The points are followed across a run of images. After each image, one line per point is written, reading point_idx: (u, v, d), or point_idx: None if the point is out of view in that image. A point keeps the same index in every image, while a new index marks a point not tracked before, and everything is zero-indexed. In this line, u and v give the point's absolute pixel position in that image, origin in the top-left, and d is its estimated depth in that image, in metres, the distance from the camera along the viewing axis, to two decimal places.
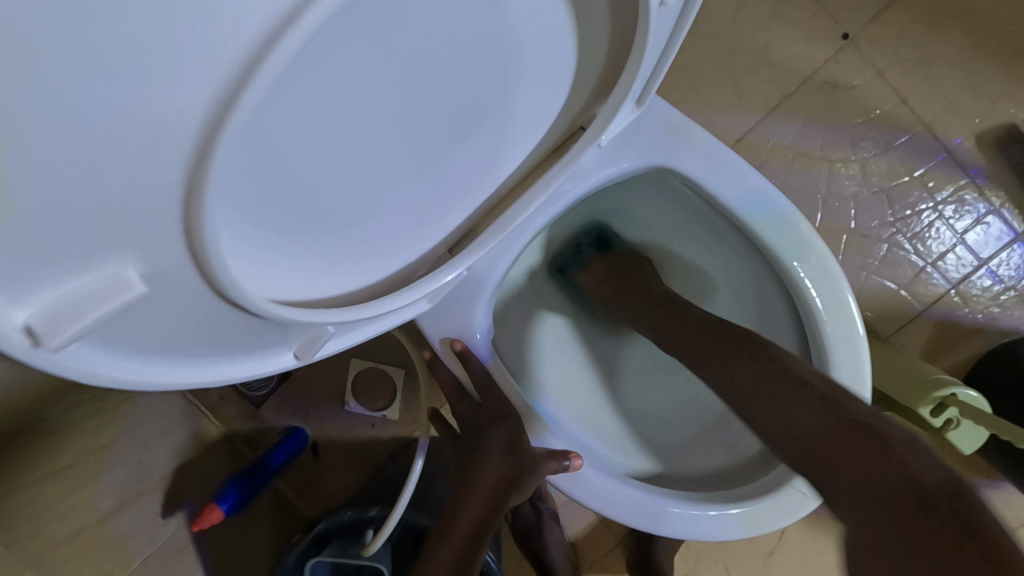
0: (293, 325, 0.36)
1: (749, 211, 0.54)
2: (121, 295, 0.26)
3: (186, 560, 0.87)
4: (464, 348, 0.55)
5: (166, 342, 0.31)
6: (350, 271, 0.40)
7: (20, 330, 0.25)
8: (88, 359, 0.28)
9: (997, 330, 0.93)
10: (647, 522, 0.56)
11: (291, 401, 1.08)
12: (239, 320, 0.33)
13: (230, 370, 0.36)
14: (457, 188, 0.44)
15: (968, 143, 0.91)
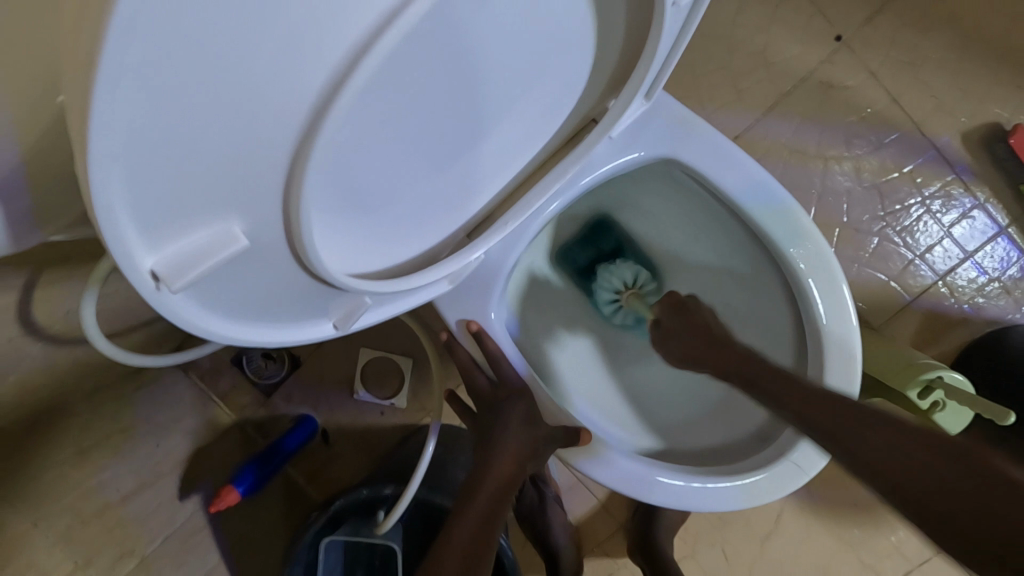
0: (332, 293, 0.39)
1: (750, 200, 0.57)
2: (228, 248, 0.31)
3: (203, 540, 0.90)
4: (480, 329, 0.59)
5: (235, 302, 0.35)
6: (387, 252, 0.44)
7: (148, 274, 0.30)
8: (191, 305, 0.33)
9: (982, 320, 0.97)
10: (648, 494, 0.60)
11: (300, 389, 1.10)
12: (291, 283, 0.37)
13: (279, 332, 0.40)
14: (483, 176, 0.48)
15: (954, 141, 0.95)
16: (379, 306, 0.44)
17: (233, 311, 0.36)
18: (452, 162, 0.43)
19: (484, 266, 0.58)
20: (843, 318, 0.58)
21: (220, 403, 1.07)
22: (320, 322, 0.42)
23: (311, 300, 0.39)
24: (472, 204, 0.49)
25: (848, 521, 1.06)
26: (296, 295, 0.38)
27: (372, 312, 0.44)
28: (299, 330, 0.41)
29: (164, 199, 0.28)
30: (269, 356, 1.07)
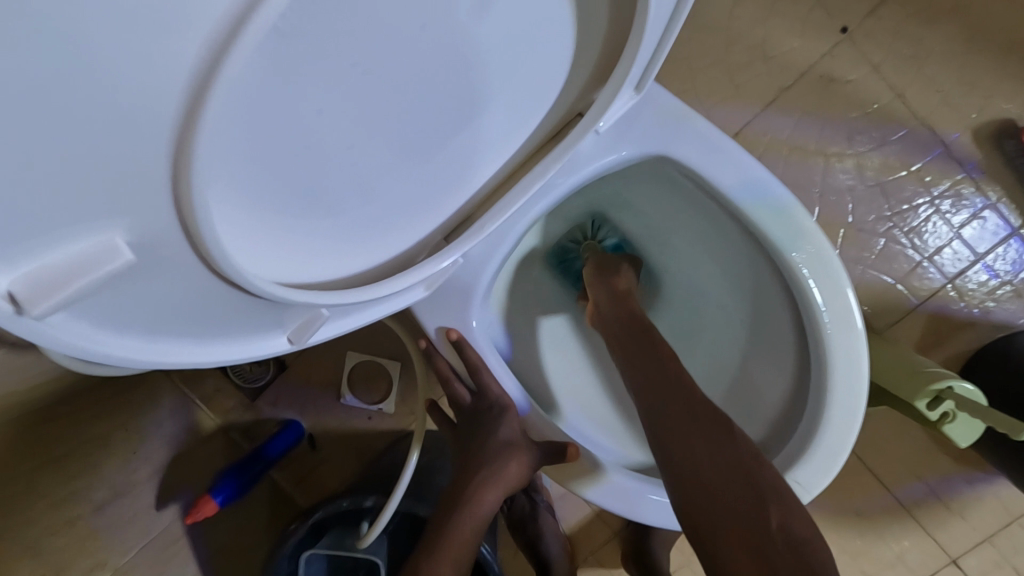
0: (286, 308, 0.37)
1: (745, 198, 0.53)
2: (108, 263, 0.27)
3: (181, 551, 0.87)
4: (460, 338, 0.55)
5: (152, 321, 0.32)
6: (347, 256, 0.40)
7: (4, 296, 0.26)
8: (72, 328, 0.29)
9: (992, 325, 0.93)
10: (644, 511, 0.55)
11: (286, 392, 1.07)
12: (232, 296, 0.34)
13: (223, 350, 0.37)
14: (453, 174, 0.44)
15: (964, 138, 0.91)
16: (341, 316, 0.41)
17: (154, 330, 0.33)
18: (412, 158, 0.40)
19: (463, 270, 0.55)
20: (848, 323, 0.54)
21: (203, 406, 1.04)
22: (272, 337, 0.39)
23: (256, 312, 0.36)
24: (441, 206, 0.45)
25: (851, 532, 1.03)
26: (231, 310, 0.34)
27: (334, 323, 0.41)
28: (247, 347, 0.38)
29: (65, 204, 0.25)
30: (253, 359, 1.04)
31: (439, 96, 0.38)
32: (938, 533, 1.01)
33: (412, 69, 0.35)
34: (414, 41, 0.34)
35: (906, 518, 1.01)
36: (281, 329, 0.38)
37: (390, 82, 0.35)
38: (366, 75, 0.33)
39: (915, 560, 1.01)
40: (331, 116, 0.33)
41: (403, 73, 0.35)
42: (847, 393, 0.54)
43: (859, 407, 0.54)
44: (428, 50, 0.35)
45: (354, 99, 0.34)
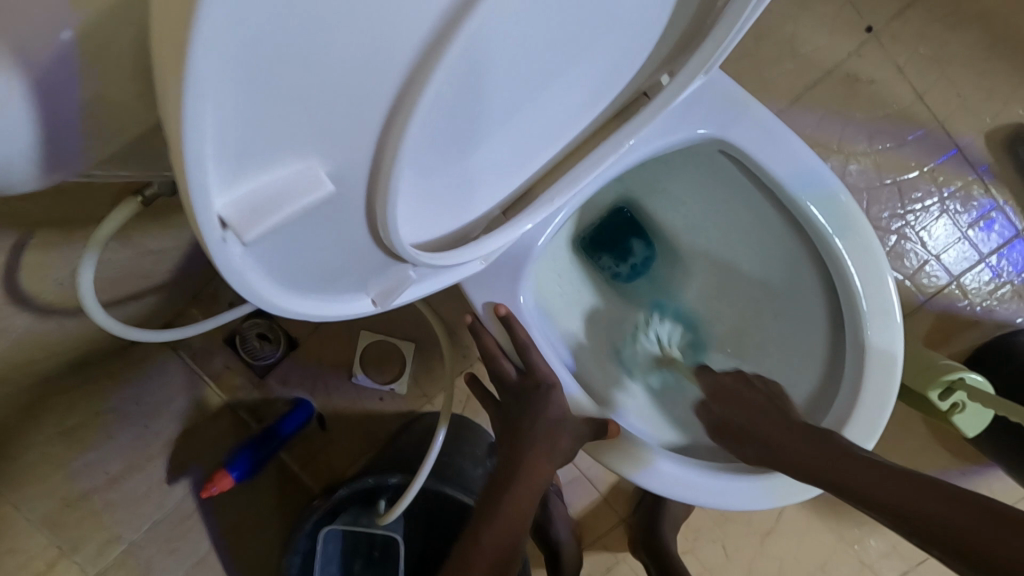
0: (374, 263, 0.37)
1: (798, 186, 0.55)
2: (309, 192, 0.29)
3: (195, 527, 0.85)
4: (509, 313, 0.55)
5: (296, 268, 0.33)
6: (434, 224, 0.41)
7: (216, 219, 0.27)
8: (245, 260, 0.30)
9: (994, 323, 0.97)
10: (669, 487, 0.57)
11: (298, 370, 1.06)
12: (342, 243, 0.34)
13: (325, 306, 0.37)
14: (545, 147, 0.46)
15: (977, 141, 0.94)
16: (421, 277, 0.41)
17: (290, 278, 0.34)
18: (515, 130, 0.41)
19: (522, 246, 0.55)
20: (888, 318, 0.55)
21: (210, 384, 1.03)
22: (359, 297, 0.39)
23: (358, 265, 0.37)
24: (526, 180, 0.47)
25: (849, 519, 1.06)
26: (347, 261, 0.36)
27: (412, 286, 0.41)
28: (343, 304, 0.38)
29: (255, 141, 0.26)
30: (265, 337, 1.02)
31: (564, 70, 0.40)
32: None
33: (538, 40, 0.36)
34: (543, 13, 0.34)
35: None
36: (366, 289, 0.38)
37: (510, 56, 0.35)
38: (497, 47, 0.33)
39: (907, 547, 1.06)
40: (457, 88, 0.33)
41: (526, 42, 0.35)
42: (881, 381, 0.56)
43: (891, 398, 0.56)
44: (556, 24, 0.36)
45: (478, 73, 0.33)
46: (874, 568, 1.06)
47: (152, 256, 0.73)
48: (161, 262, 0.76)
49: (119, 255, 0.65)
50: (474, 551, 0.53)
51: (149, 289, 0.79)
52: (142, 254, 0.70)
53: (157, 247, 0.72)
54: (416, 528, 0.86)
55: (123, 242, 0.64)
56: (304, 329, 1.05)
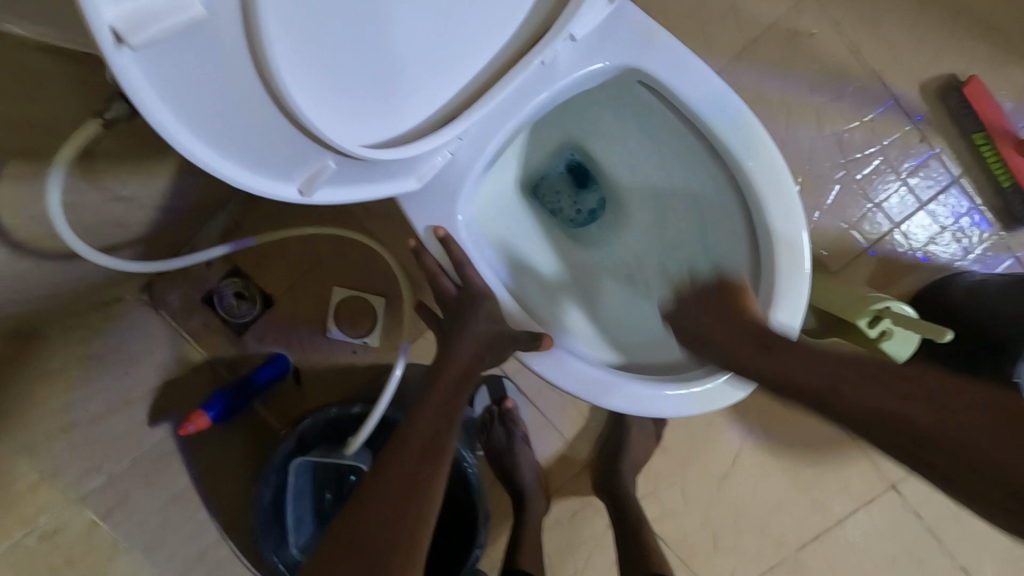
0: (296, 143, 0.40)
1: (707, 109, 0.59)
2: (186, 12, 0.30)
3: (174, 465, 0.90)
4: (447, 235, 0.60)
5: (210, 121, 0.35)
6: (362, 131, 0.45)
7: (106, 29, 0.28)
8: (144, 87, 0.31)
9: (933, 267, 1.02)
10: (601, 396, 0.63)
11: (273, 327, 1.10)
12: (252, 97, 0.36)
13: (252, 180, 0.40)
14: (461, 65, 0.50)
15: (913, 93, 0.98)
16: (340, 179, 0.45)
17: (207, 136, 0.36)
18: (424, 43, 0.46)
19: (452, 171, 0.59)
20: (795, 232, 0.60)
21: (191, 341, 1.07)
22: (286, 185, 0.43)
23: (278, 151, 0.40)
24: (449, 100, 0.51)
25: (803, 461, 1.12)
26: (269, 143, 0.39)
27: (329, 187, 0.45)
28: (271, 184, 0.41)
29: None
30: (241, 295, 1.08)
31: None
32: (879, 461, 1.10)
33: None
34: None
35: (852, 448, 1.10)
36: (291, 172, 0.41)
37: None
38: None
39: (859, 485, 1.11)
40: None
41: None
42: (791, 291, 0.61)
43: (801, 306, 0.61)
44: None
45: None
46: (828, 506, 1.12)
47: (124, 204, 0.77)
48: (133, 212, 0.81)
49: (90, 198, 0.70)
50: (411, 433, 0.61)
51: (124, 240, 0.83)
52: (114, 200, 0.74)
53: (127, 194, 0.76)
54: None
55: (93, 185, 0.68)
56: (279, 287, 1.10)
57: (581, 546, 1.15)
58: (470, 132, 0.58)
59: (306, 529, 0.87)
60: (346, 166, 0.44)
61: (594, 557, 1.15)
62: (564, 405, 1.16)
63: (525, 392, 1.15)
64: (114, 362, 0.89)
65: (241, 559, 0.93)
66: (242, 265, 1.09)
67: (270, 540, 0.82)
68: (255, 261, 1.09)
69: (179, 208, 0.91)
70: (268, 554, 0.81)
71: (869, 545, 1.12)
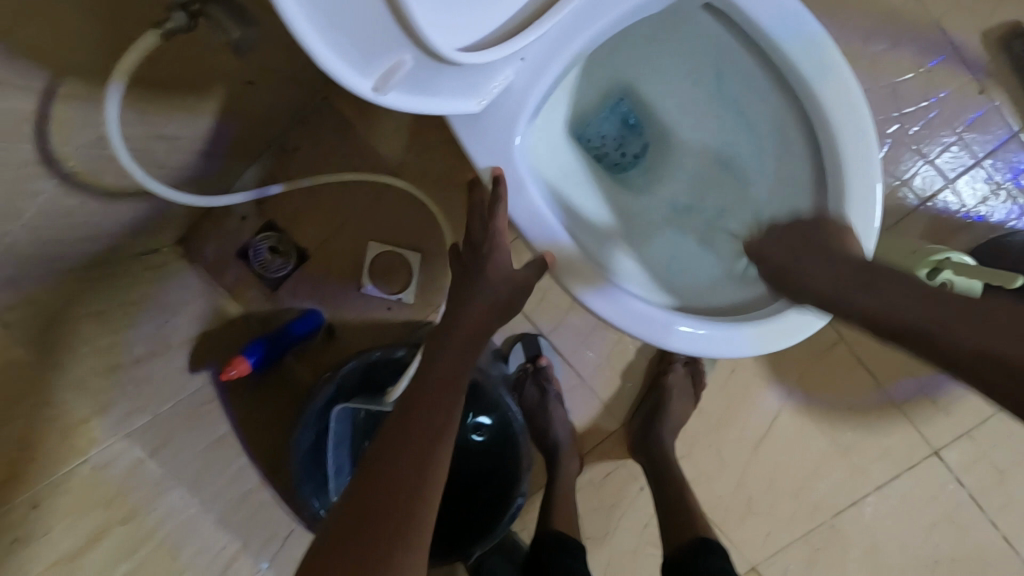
0: (385, 32, 0.37)
1: (778, 28, 0.58)
2: None
3: (214, 412, 0.90)
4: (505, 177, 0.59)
5: None
6: (447, 33, 0.42)
7: None
8: None
9: (987, 226, 0.98)
10: (664, 338, 0.62)
11: (307, 283, 1.09)
12: None
13: (338, 69, 0.37)
14: None
15: (972, 42, 0.95)
16: (414, 83, 0.42)
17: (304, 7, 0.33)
18: None
19: (510, 96, 0.57)
20: (867, 158, 0.58)
21: (226, 295, 1.07)
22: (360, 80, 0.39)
23: (362, 39, 0.37)
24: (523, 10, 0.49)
25: (842, 425, 1.10)
26: (364, 31, 0.36)
27: (403, 92, 0.42)
28: (355, 78, 0.38)
29: None
30: (275, 249, 1.06)
31: None
32: (923, 427, 1.08)
33: None
34: None
35: (894, 413, 1.08)
36: (370, 63, 0.38)
37: None
38: None
39: (901, 452, 1.09)
40: None
41: None
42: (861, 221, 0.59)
43: (870, 238, 0.59)
44: None
45: None
46: (865, 472, 1.10)
47: (168, 142, 0.76)
48: (176, 153, 0.80)
49: (139, 131, 0.68)
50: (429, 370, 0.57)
51: (168, 181, 0.82)
52: (160, 136, 0.73)
53: (170, 132, 0.75)
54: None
55: (141, 116, 0.67)
56: (314, 242, 1.09)
57: (613, 508, 1.15)
58: (531, 55, 0.56)
59: (345, 476, 0.87)
60: (426, 70, 0.41)
61: (625, 518, 1.15)
62: (599, 368, 1.14)
63: (561, 352, 1.13)
64: (154, 309, 0.89)
65: (281, 505, 0.93)
66: (277, 219, 1.09)
67: (309, 484, 0.83)
68: (291, 215, 1.09)
69: (218, 153, 0.90)
70: (311, 499, 0.83)
71: (908, 512, 1.10)
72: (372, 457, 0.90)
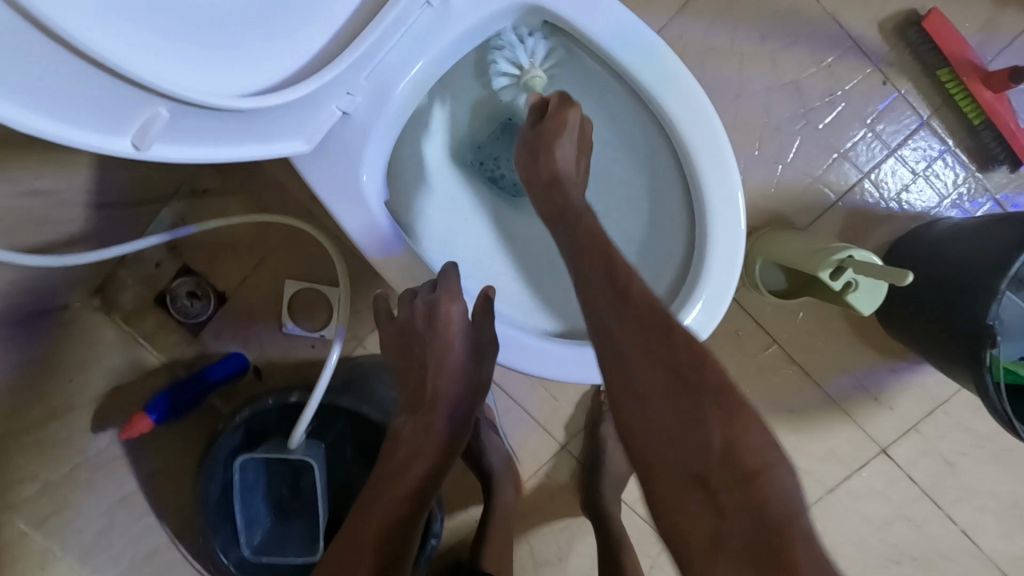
0: (123, 95, 0.36)
1: (616, 44, 0.57)
2: None
3: (119, 471, 0.88)
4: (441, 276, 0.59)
5: (16, 90, 0.31)
6: (185, 74, 0.39)
7: None
8: None
9: (908, 217, 0.96)
10: (587, 370, 0.62)
11: (228, 326, 1.06)
12: (58, 62, 0.32)
13: (17, 115, 0.32)
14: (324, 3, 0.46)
15: (872, 32, 0.93)
16: (46, 93, 0.33)
17: None
18: None
19: (350, 128, 0.56)
20: (724, 169, 0.58)
21: (145, 343, 1.04)
22: (117, 140, 0.38)
23: (105, 107, 0.36)
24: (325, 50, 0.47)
25: (787, 430, 1.06)
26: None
27: (41, 111, 0.33)
28: None
29: None
30: (194, 294, 1.05)
31: None
32: (866, 424, 1.05)
33: None
34: None
35: (836, 412, 1.05)
36: (120, 125, 0.37)
37: None
38: None
39: (847, 452, 1.06)
40: None
41: None
42: (729, 233, 0.59)
43: (739, 252, 0.59)
44: None
45: None
46: (815, 475, 1.07)
47: (43, 199, 0.74)
48: (58, 208, 0.78)
49: (2, 192, 0.66)
50: (397, 437, 0.64)
51: (54, 237, 0.80)
52: (29, 195, 0.71)
53: (43, 186, 0.73)
54: (344, 451, 0.91)
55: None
56: (231, 282, 1.06)
57: (563, 530, 1.11)
58: (368, 84, 0.54)
59: (261, 528, 0.86)
60: (70, 79, 0.33)
61: (576, 540, 1.11)
62: (535, 389, 1.09)
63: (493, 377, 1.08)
64: (64, 367, 0.86)
65: (193, 561, 0.93)
66: (192, 263, 1.05)
67: (219, 538, 0.81)
68: (206, 256, 1.05)
69: (113, 204, 0.88)
70: (219, 553, 0.80)
71: (862, 512, 1.06)
72: (290, 503, 0.90)
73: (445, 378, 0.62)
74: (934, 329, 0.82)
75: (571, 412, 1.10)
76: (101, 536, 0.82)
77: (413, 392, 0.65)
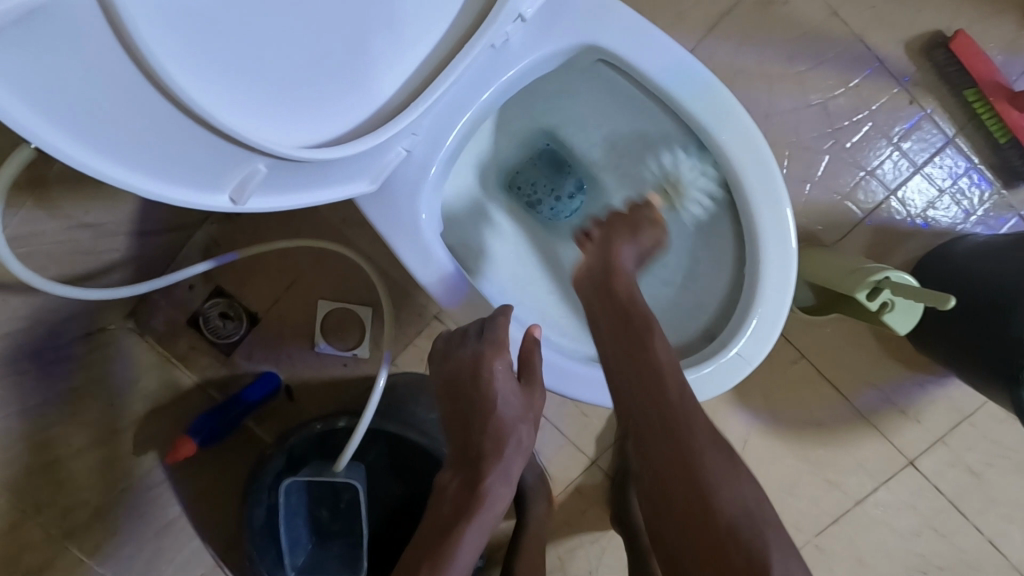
0: (225, 156, 0.39)
1: (670, 80, 0.58)
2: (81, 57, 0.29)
3: (162, 494, 0.90)
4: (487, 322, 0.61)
5: (131, 155, 0.35)
6: (277, 132, 0.41)
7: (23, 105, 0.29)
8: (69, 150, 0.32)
9: (934, 233, 0.98)
10: None
11: (261, 346, 1.07)
12: (171, 129, 0.35)
13: (131, 176, 0.36)
14: (402, 52, 0.47)
15: (898, 52, 0.95)
16: (114, 137, 0.33)
17: (77, 136, 0.32)
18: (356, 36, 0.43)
19: (411, 168, 0.57)
20: (775, 200, 0.60)
21: (180, 365, 1.05)
22: (217, 195, 0.41)
23: (209, 167, 0.39)
24: (395, 99, 0.49)
25: (816, 443, 1.08)
26: (41, 41, 0.28)
27: (154, 174, 0.37)
28: (104, 163, 0.34)
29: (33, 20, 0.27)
30: (226, 315, 1.06)
31: None
32: (893, 436, 1.06)
33: None
34: None
35: (863, 425, 1.06)
36: (220, 183, 0.40)
37: None
38: None
39: (875, 463, 1.07)
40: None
41: None
42: (779, 263, 0.60)
43: (791, 279, 0.60)
44: None
45: None
46: (843, 487, 1.08)
47: (90, 230, 0.75)
48: (103, 238, 0.79)
49: (54, 226, 0.67)
50: (440, 494, 0.62)
51: (99, 267, 0.81)
52: (77, 228, 0.72)
53: (91, 219, 0.74)
54: (383, 472, 0.92)
55: (49, 213, 0.66)
56: (264, 303, 1.07)
57: (594, 544, 1.12)
58: (428, 123, 0.55)
59: (303, 550, 0.86)
60: (137, 124, 0.33)
61: (606, 553, 1.12)
62: (566, 404, 1.10)
63: None
64: (107, 392, 0.87)
65: None
66: (225, 285, 1.06)
67: (266, 561, 0.82)
68: (238, 277, 1.06)
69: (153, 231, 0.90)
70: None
71: (890, 522, 1.08)
72: (329, 525, 0.90)
73: (492, 439, 0.60)
74: (969, 347, 0.83)
75: (602, 426, 1.11)
76: (148, 560, 0.83)
77: (461, 445, 0.62)
